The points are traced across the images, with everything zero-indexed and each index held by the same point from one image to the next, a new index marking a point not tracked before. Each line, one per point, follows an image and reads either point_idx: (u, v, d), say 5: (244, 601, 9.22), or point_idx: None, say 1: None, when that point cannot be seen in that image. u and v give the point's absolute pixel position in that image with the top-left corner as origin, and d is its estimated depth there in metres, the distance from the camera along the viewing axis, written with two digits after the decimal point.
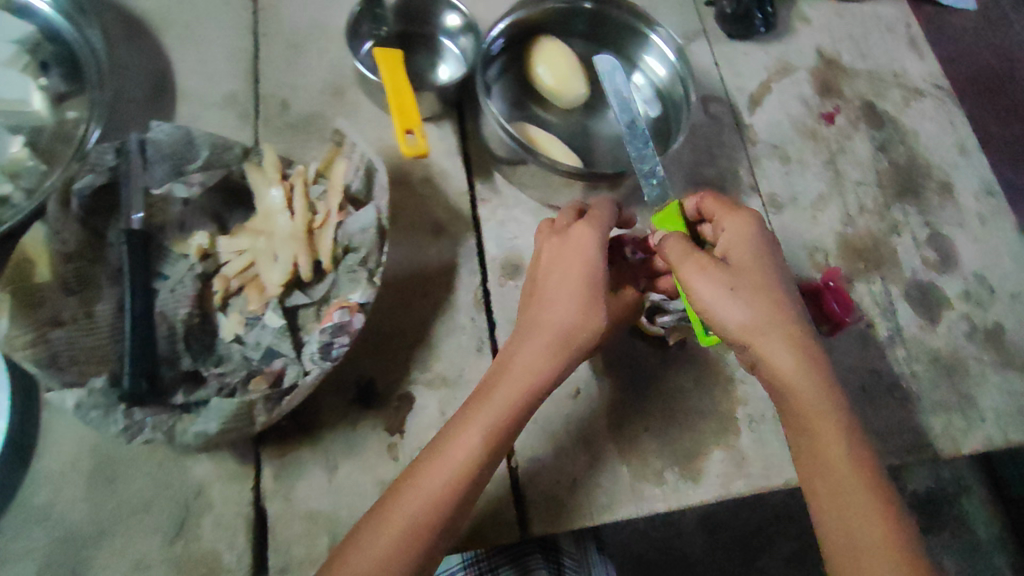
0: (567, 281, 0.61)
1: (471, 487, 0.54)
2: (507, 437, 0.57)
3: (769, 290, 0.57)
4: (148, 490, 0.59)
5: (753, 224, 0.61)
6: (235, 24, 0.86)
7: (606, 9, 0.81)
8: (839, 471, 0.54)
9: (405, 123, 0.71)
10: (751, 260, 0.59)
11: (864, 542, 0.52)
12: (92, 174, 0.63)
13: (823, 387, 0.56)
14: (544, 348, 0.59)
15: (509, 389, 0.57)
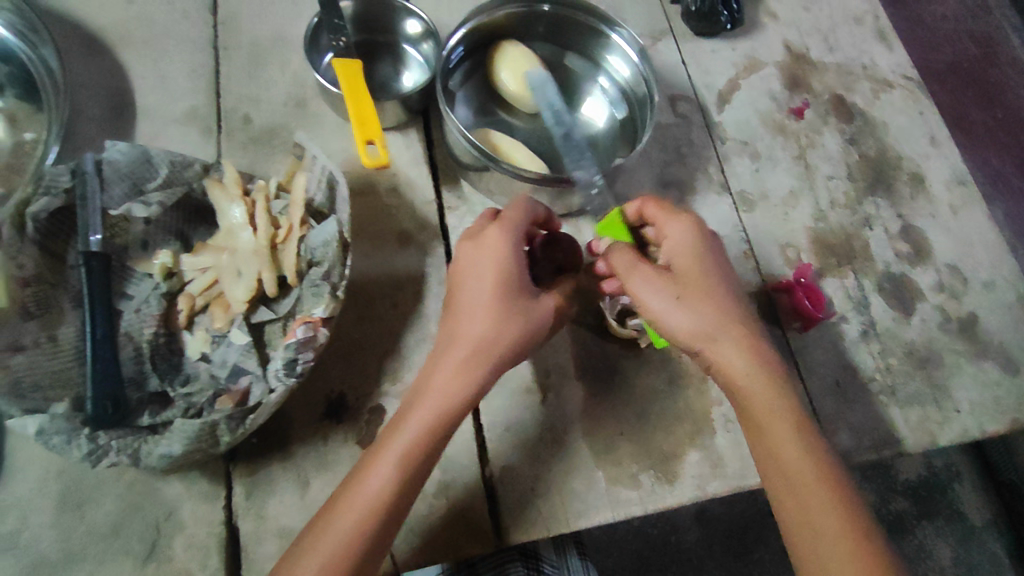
0: (484, 290, 0.59)
1: (382, 525, 0.52)
2: (422, 467, 0.54)
3: (708, 294, 0.60)
4: (116, 513, 0.58)
5: (694, 229, 0.63)
6: (196, 38, 0.85)
7: (565, 11, 0.81)
8: (789, 455, 0.56)
9: (366, 135, 0.70)
10: (696, 264, 0.62)
11: (815, 519, 0.53)
12: (47, 197, 0.62)
13: (774, 385, 0.58)
14: (468, 359, 0.57)
15: (434, 401, 0.56)
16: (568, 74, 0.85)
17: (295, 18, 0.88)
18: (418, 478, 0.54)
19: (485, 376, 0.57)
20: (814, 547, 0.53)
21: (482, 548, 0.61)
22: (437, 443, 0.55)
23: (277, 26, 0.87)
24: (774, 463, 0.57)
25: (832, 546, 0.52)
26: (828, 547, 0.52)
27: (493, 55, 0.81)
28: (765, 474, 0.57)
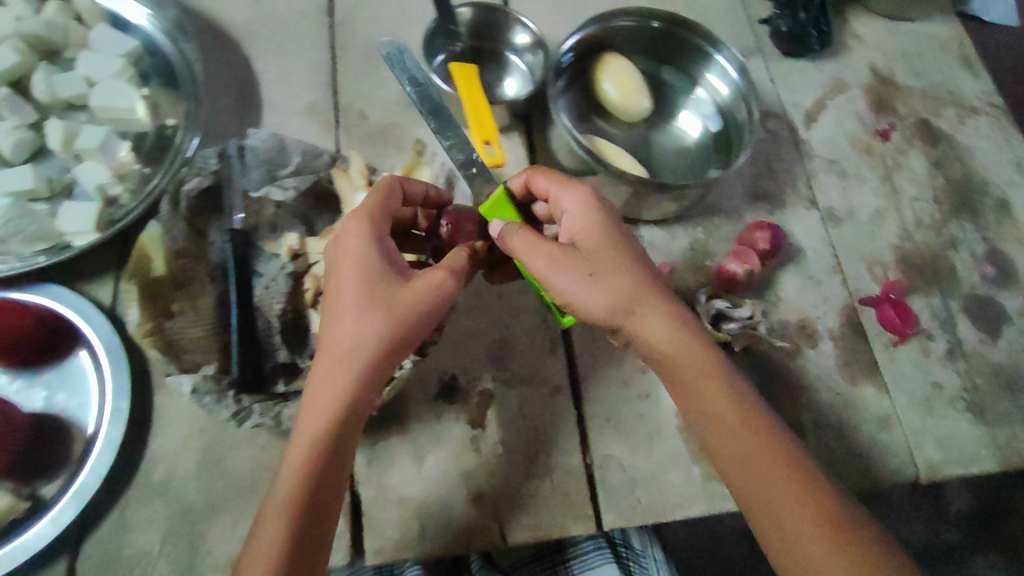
0: (349, 280, 0.57)
1: (310, 509, 0.50)
2: (343, 448, 0.52)
3: (618, 263, 0.59)
4: (253, 472, 0.64)
5: (585, 196, 0.62)
6: (315, 36, 0.90)
7: (674, 28, 0.84)
8: (746, 433, 0.56)
9: (481, 133, 0.74)
10: (598, 232, 0.60)
11: (772, 493, 0.54)
12: (198, 177, 0.68)
13: (706, 353, 0.58)
14: (332, 348, 0.54)
15: (320, 389, 0.53)
16: (667, 86, 0.87)
17: (407, 20, 0.92)
18: (336, 459, 0.52)
19: (381, 360, 0.54)
20: (777, 517, 0.53)
21: (583, 527, 0.65)
22: (347, 426, 0.53)
23: (390, 27, 0.91)
24: (725, 437, 0.56)
25: (798, 513, 0.53)
26: (792, 515, 0.53)
27: (596, 65, 0.84)
28: (719, 451, 0.57)
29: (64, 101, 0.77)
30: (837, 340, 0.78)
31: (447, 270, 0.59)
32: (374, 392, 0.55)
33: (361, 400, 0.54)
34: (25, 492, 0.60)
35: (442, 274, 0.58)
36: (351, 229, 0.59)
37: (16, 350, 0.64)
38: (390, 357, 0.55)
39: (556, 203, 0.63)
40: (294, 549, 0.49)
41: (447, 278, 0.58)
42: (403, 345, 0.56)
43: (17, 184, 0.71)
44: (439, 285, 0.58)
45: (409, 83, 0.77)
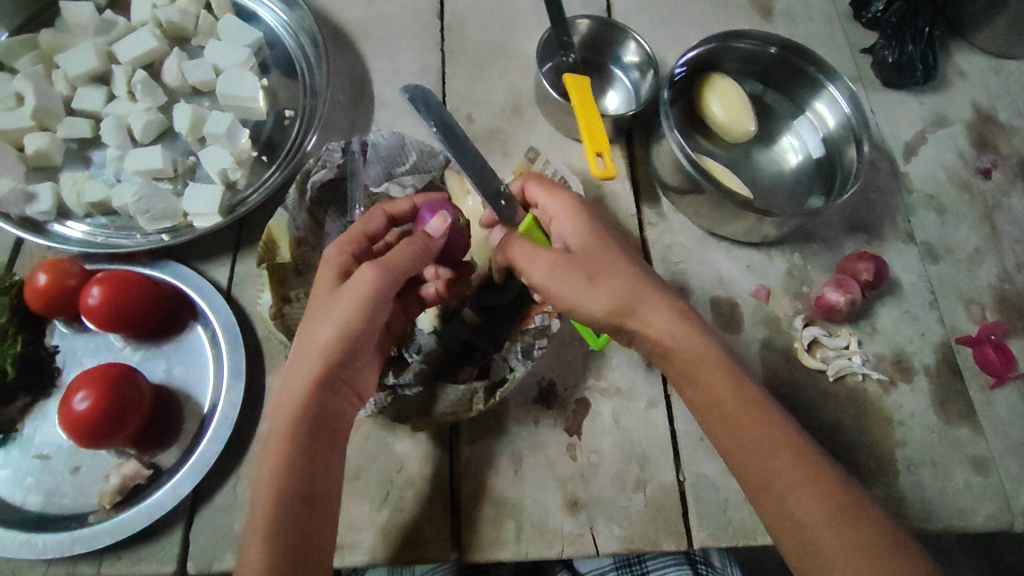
0: (320, 293, 0.57)
1: (291, 482, 0.51)
2: (314, 429, 0.53)
3: (606, 265, 0.58)
4: (356, 461, 0.66)
5: (574, 199, 0.61)
6: (424, 38, 0.91)
7: (790, 56, 0.84)
8: (745, 424, 0.55)
9: (595, 146, 0.74)
10: (583, 236, 0.59)
11: (783, 482, 0.53)
12: (324, 169, 0.69)
13: (704, 339, 0.57)
14: (303, 355, 0.54)
15: (285, 398, 0.54)
16: (773, 111, 0.88)
17: (514, 27, 0.93)
18: (308, 462, 0.52)
19: (325, 367, 0.54)
20: (787, 508, 0.52)
21: (674, 542, 0.65)
22: (314, 431, 0.53)
23: (497, 34, 0.92)
24: (729, 428, 0.55)
25: (805, 501, 0.52)
26: (800, 503, 0.52)
27: (702, 83, 0.84)
28: (723, 441, 0.56)
29: (191, 86, 0.81)
30: (932, 377, 0.76)
31: (377, 267, 0.56)
32: (333, 398, 0.55)
33: (321, 407, 0.54)
34: (146, 460, 0.64)
35: (363, 270, 0.55)
36: (334, 256, 0.59)
37: (144, 322, 0.67)
38: (339, 366, 0.55)
39: (542, 211, 0.62)
40: (278, 544, 0.49)
41: (381, 278, 0.55)
42: (346, 352, 0.55)
43: (146, 163, 0.73)
44: (371, 285, 0.55)
45: (433, 121, 0.58)
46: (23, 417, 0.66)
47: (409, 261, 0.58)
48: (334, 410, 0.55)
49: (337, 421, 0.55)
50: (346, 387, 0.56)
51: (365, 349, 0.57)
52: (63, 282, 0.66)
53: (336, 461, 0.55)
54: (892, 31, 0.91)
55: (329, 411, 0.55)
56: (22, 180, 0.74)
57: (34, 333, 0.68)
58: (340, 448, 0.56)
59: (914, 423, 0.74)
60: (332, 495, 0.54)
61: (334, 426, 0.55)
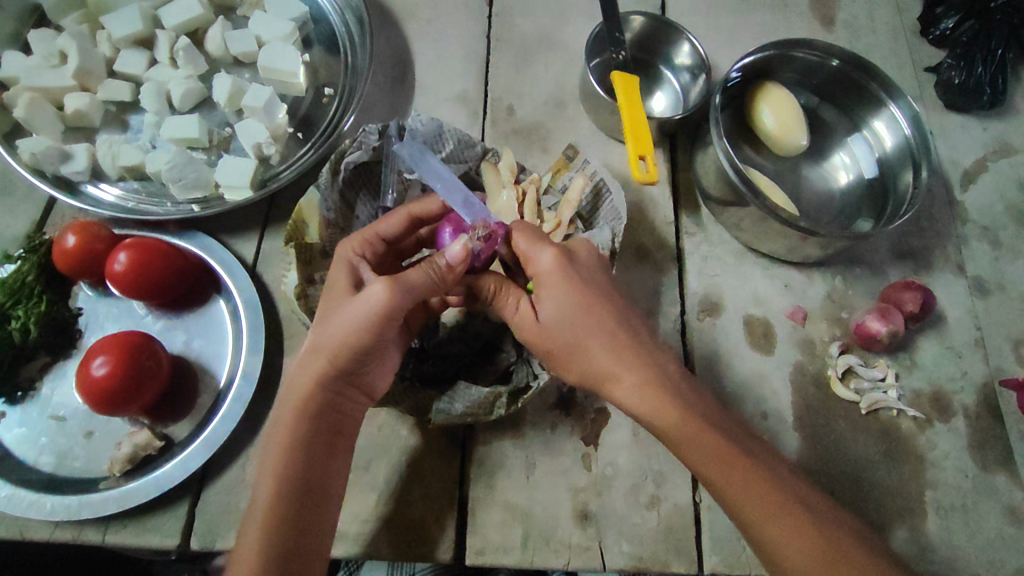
0: (330, 295, 0.56)
1: (296, 476, 0.52)
2: (317, 429, 0.54)
3: (582, 340, 0.57)
4: (367, 450, 0.66)
5: (554, 262, 0.58)
6: (472, 24, 0.89)
7: (851, 70, 0.80)
8: (735, 488, 0.55)
9: (638, 149, 0.72)
10: (559, 311, 0.57)
11: (781, 541, 0.53)
12: (359, 151, 0.68)
13: (676, 403, 0.56)
14: (308, 361, 0.54)
15: (289, 399, 0.54)
16: (827, 127, 0.84)
17: (564, 19, 0.90)
18: (307, 462, 0.53)
19: (328, 374, 0.54)
20: (771, 555, 0.54)
21: (683, 564, 0.63)
22: (314, 432, 0.54)
23: (546, 25, 0.89)
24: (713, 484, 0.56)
25: (795, 551, 0.53)
26: (789, 554, 0.53)
27: (757, 90, 0.80)
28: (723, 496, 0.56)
29: (233, 56, 0.80)
30: (970, 419, 0.73)
31: (390, 286, 0.53)
32: (335, 401, 0.55)
33: (322, 409, 0.54)
34: (158, 431, 0.64)
35: (374, 287, 0.53)
36: (346, 253, 0.59)
37: (167, 292, 0.66)
38: (344, 373, 0.54)
39: (527, 264, 0.59)
40: (276, 538, 0.50)
41: (392, 301, 0.53)
42: (352, 362, 0.54)
43: (182, 132, 0.73)
44: (382, 305, 0.53)
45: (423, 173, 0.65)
46: (42, 375, 0.66)
47: (425, 287, 0.55)
48: (335, 413, 0.55)
49: (339, 422, 0.55)
50: (352, 391, 0.56)
51: (375, 359, 0.56)
52: (92, 245, 0.65)
53: (338, 462, 0.55)
54: (962, 50, 0.86)
55: (329, 413, 0.55)
56: (61, 139, 0.74)
57: (59, 294, 0.68)
58: (342, 450, 0.56)
59: (947, 466, 0.70)
60: (332, 493, 0.55)
61: (334, 428, 0.55)
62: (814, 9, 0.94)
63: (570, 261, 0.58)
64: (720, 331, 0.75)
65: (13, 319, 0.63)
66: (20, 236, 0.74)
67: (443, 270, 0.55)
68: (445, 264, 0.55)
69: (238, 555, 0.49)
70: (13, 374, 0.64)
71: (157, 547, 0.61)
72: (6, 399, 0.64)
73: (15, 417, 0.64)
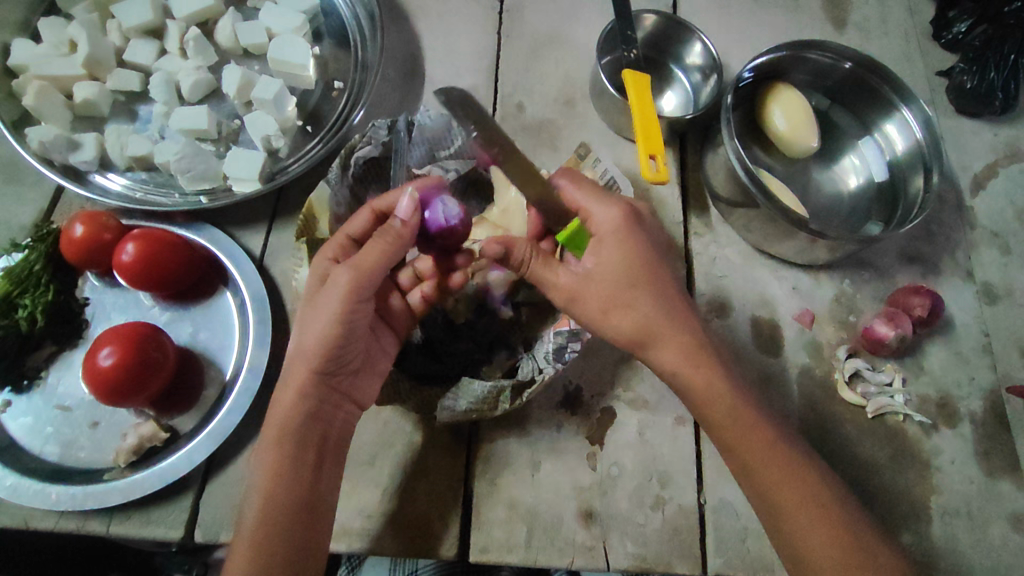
0: (306, 297, 0.57)
1: (283, 490, 0.52)
2: (301, 438, 0.54)
3: (638, 305, 0.56)
4: (372, 445, 0.66)
5: (620, 218, 0.57)
6: (483, 19, 0.89)
7: (864, 74, 0.79)
8: (764, 455, 0.56)
9: (649, 148, 0.71)
10: (621, 265, 0.56)
11: (799, 508, 0.55)
12: (368, 147, 0.68)
13: (713, 373, 0.57)
14: (287, 373, 0.56)
15: (275, 412, 0.55)
16: (838, 129, 0.84)
17: (576, 16, 0.90)
18: (296, 473, 0.53)
19: (309, 378, 0.55)
20: (786, 526, 0.55)
21: (687, 564, 0.63)
22: (302, 440, 0.54)
23: (557, 22, 0.89)
24: (747, 465, 0.57)
25: (816, 535, 0.54)
26: (802, 526, 0.54)
27: (768, 91, 0.80)
28: (747, 460, 0.56)
29: (243, 48, 0.79)
30: (977, 425, 0.73)
31: (352, 269, 0.55)
32: (320, 406, 0.56)
33: (308, 420, 0.55)
34: (163, 423, 0.64)
35: (338, 273, 0.55)
36: (320, 262, 0.58)
37: (173, 283, 0.66)
38: (326, 372, 0.55)
39: (587, 217, 0.58)
40: (269, 552, 0.50)
41: (356, 281, 0.55)
42: (332, 358, 0.55)
43: (191, 123, 0.72)
44: (346, 288, 0.55)
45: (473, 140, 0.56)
46: (48, 365, 0.66)
47: (383, 262, 0.56)
48: (322, 422, 0.56)
49: (326, 431, 0.56)
50: (334, 392, 0.57)
51: (351, 354, 0.57)
52: (99, 235, 0.65)
53: (328, 472, 0.56)
54: (975, 54, 0.86)
55: (319, 420, 0.56)
56: (68, 128, 0.74)
57: (67, 284, 0.68)
58: (331, 457, 0.56)
59: (952, 471, 0.70)
60: (328, 502, 0.55)
61: (323, 435, 0.56)
62: (826, 10, 0.94)
63: (634, 220, 0.58)
64: (728, 332, 0.74)
65: (19, 308, 0.63)
66: (27, 225, 0.73)
67: (398, 229, 0.57)
68: (399, 224, 0.58)
69: (234, 565, 0.49)
70: (18, 362, 0.64)
71: (160, 539, 0.61)
72: (12, 387, 0.64)
73: (21, 406, 0.64)
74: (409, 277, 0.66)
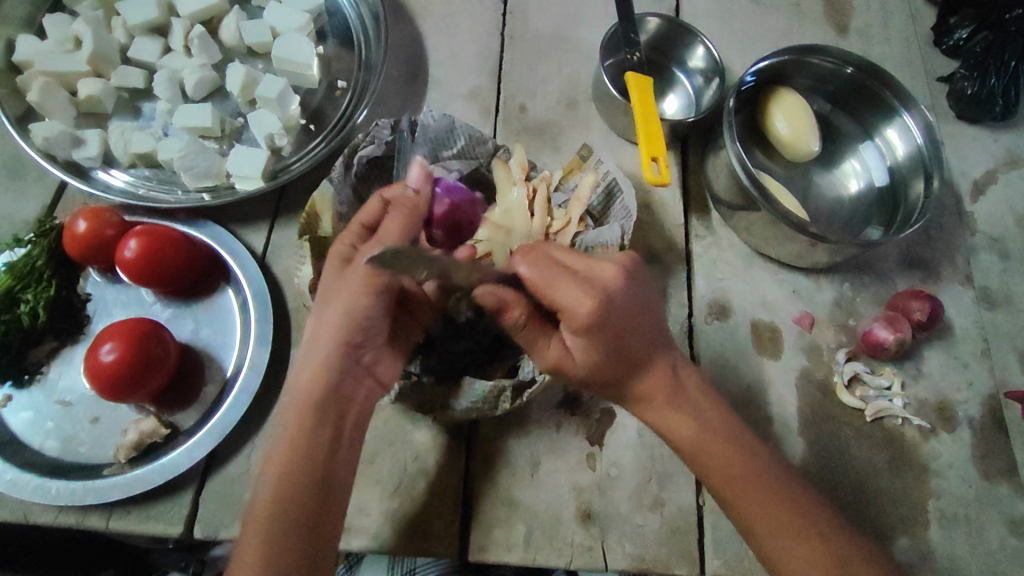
0: (331, 274, 0.57)
1: (299, 475, 0.52)
2: (322, 415, 0.54)
3: (617, 384, 0.56)
4: (372, 444, 0.66)
5: (591, 312, 0.52)
6: (486, 21, 0.89)
7: (864, 78, 0.80)
8: (752, 502, 0.56)
9: (651, 150, 0.71)
10: (591, 359, 0.55)
11: (791, 550, 0.55)
12: (372, 146, 0.69)
13: (698, 424, 0.57)
14: (312, 351, 0.56)
15: (296, 390, 0.55)
16: (839, 133, 0.84)
17: (578, 18, 0.90)
18: (312, 451, 0.53)
19: (335, 350, 0.55)
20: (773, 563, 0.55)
21: (685, 566, 0.63)
22: (321, 418, 0.54)
23: (560, 24, 0.89)
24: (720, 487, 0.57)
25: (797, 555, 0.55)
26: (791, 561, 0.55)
27: (769, 95, 0.80)
28: (735, 504, 0.57)
29: (247, 46, 0.79)
30: (975, 429, 0.73)
31: (380, 242, 0.57)
32: (345, 380, 0.56)
33: (328, 399, 0.55)
34: (164, 419, 0.64)
35: (367, 247, 0.56)
36: (337, 248, 0.58)
37: (176, 279, 0.66)
38: (351, 345, 0.56)
39: (555, 306, 0.54)
40: (278, 539, 0.50)
41: (385, 251, 0.56)
42: (360, 329, 0.56)
43: (194, 120, 0.73)
44: (376, 260, 0.56)
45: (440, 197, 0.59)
46: (50, 360, 0.66)
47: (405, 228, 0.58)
48: (344, 402, 0.56)
49: (346, 416, 0.56)
50: (358, 366, 0.57)
51: (379, 329, 0.57)
52: (102, 232, 0.65)
53: (345, 449, 0.56)
54: (976, 61, 0.86)
55: (339, 400, 0.55)
56: (72, 124, 0.74)
57: (69, 279, 0.68)
58: (349, 436, 0.56)
59: (951, 476, 0.70)
60: (341, 490, 0.54)
61: (343, 412, 0.56)
62: (827, 15, 0.94)
63: (609, 304, 0.53)
64: (729, 335, 0.75)
65: (22, 303, 0.63)
66: (30, 220, 0.74)
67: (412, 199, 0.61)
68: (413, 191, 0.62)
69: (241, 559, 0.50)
70: (20, 357, 0.64)
71: (161, 535, 0.62)
72: (14, 382, 0.64)
73: (23, 401, 0.64)
74: (424, 270, 0.63)
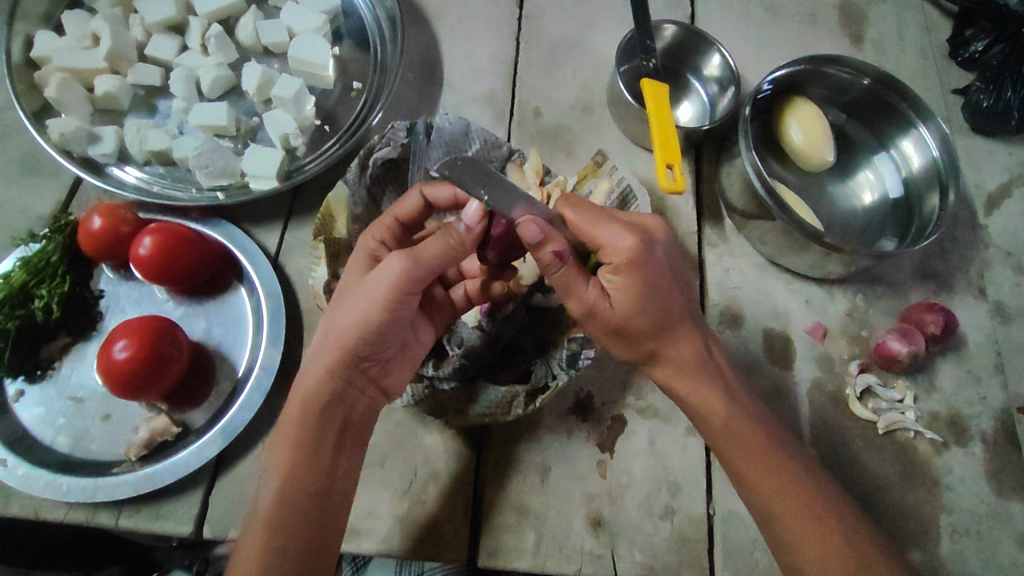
0: (352, 278, 0.57)
1: (303, 475, 0.53)
2: (321, 416, 0.54)
3: (644, 331, 0.55)
4: (384, 448, 0.65)
5: (632, 247, 0.53)
6: (502, 25, 0.89)
7: (881, 90, 0.79)
8: (767, 478, 0.56)
9: (666, 157, 0.70)
10: (628, 299, 0.54)
11: (805, 535, 0.54)
12: (387, 148, 0.69)
13: (723, 398, 0.58)
14: (319, 352, 0.55)
15: (300, 393, 0.55)
16: (853, 143, 0.84)
17: (595, 24, 0.90)
18: (313, 460, 0.53)
19: (338, 361, 0.54)
20: (790, 552, 0.55)
21: None
22: (321, 426, 0.54)
23: (576, 29, 0.89)
24: (739, 473, 0.57)
25: (813, 546, 0.54)
26: (810, 554, 0.54)
27: (785, 104, 0.80)
28: (753, 484, 0.57)
29: (264, 46, 0.79)
30: (987, 444, 0.72)
31: (405, 260, 0.53)
32: (346, 390, 0.55)
33: (331, 404, 0.55)
34: (175, 417, 0.64)
35: (390, 260, 0.53)
36: (367, 243, 0.60)
37: (188, 279, 0.66)
38: (357, 357, 0.55)
39: (595, 246, 0.55)
40: (280, 536, 0.50)
41: (407, 272, 0.53)
42: (367, 346, 0.55)
43: (210, 119, 0.73)
44: (398, 278, 0.53)
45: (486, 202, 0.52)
46: (62, 356, 0.66)
47: (438, 258, 0.54)
48: (346, 406, 0.56)
49: (347, 419, 0.56)
50: (361, 375, 0.56)
51: (388, 343, 0.56)
52: (117, 228, 0.65)
53: (345, 459, 0.56)
54: (992, 74, 0.85)
55: (340, 401, 0.55)
56: (88, 121, 0.74)
57: (82, 275, 0.68)
58: (350, 445, 0.56)
59: (963, 491, 0.70)
60: (341, 495, 0.55)
61: (344, 420, 0.56)
62: (843, 25, 0.94)
63: (648, 245, 0.54)
64: (740, 343, 0.74)
65: (35, 298, 0.63)
66: (44, 216, 0.74)
67: (461, 235, 0.55)
68: (463, 230, 0.55)
69: (240, 555, 0.50)
70: (32, 352, 0.64)
71: (171, 534, 0.61)
72: (25, 377, 0.64)
73: (34, 396, 0.64)
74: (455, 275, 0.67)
